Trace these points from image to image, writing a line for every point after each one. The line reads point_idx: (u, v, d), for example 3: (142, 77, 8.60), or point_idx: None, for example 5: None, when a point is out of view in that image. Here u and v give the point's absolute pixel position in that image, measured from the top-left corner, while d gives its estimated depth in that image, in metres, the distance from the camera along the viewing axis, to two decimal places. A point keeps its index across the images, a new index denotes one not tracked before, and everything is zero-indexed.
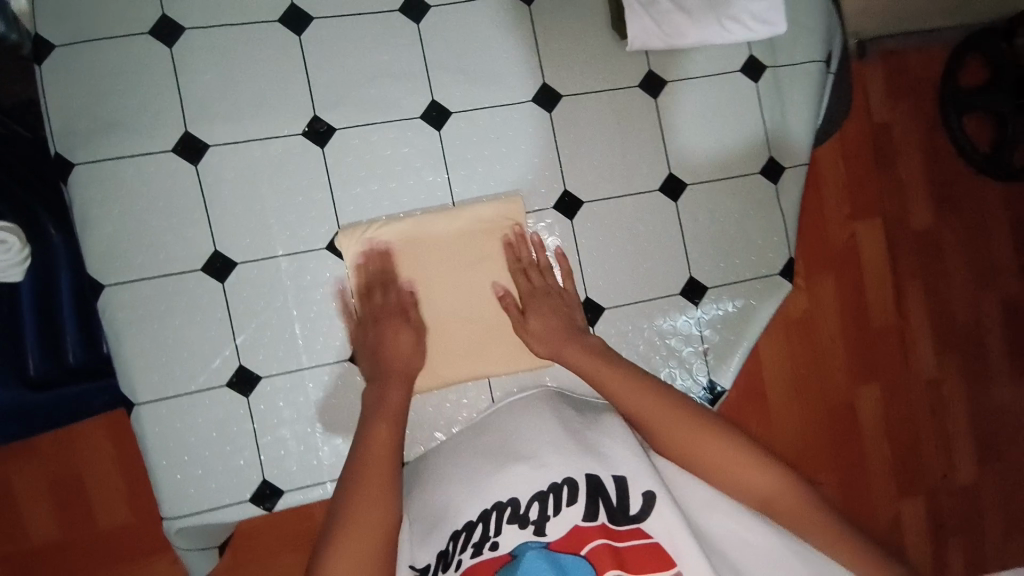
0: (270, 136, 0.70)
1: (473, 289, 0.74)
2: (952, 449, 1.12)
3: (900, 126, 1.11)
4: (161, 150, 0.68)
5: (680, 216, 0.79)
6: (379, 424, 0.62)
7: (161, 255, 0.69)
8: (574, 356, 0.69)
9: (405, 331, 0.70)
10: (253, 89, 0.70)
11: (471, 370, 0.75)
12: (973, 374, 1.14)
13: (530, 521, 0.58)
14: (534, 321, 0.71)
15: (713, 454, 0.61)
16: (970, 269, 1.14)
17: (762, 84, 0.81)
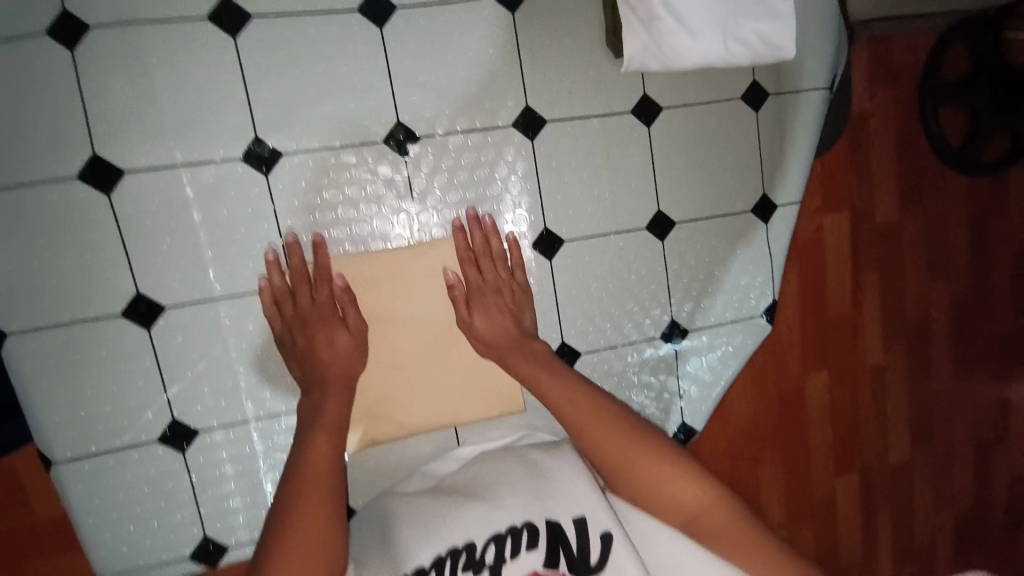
0: (202, 159, 0.59)
1: (431, 313, 0.67)
2: (890, 456, 0.98)
3: (879, 116, 0.91)
4: (64, 176, 0.56)
5: (665, 256, 0.73)
6: (320, 440, 0.55)
7: (73, 299, 0.59)
8: (518, 365, 0.63)
9: (341, 332, 0.60)
10: (178, 101, 0.58)
11: (435, 418, 0.70)
12: (919, 373, 0.98)
13: (485, 565, 0.56)
14: (479, 323, 0.64)
15: (650, 473, 0.58)
16: (927, 262, 0.97)
17: (763, 111, 0.74)
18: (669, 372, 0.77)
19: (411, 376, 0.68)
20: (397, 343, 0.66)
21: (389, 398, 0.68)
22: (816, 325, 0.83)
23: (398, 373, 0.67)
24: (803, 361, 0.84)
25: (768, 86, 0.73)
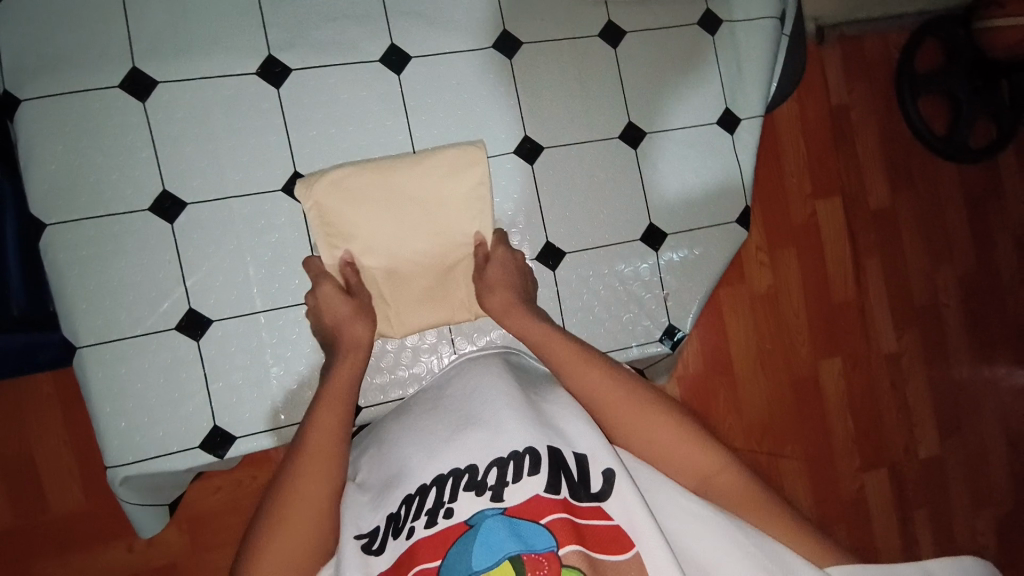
0: (222, 74, 0.69)
1: (415, 234, 0.71)
2: (900, 391, 1.42)
3: (856, 108, 1.38)
4: (107, 86, 0.66)
5: (638, 163, 0.80)
6: (322, 412, 0.59)
7: (107, 194, 0.67)
8: (527, 328, 0.67)
9: (342, 300, 0.68)
10: (206, 26, 0.68)
11: (427, 319, 0.74)
12: (921, 337, 1.45)
13: (488, 487, 0.53)
14: (492, 270, 0.71)
15: (666, 437, 0.57)
16: (919, 248, 1.45)
17: (718, 37, 0.83)
18: (654, 273, 0.80)
19: (405, 279, 0.72)
20: (390, 245, 0.70)
21: (387, 299, 0.72)
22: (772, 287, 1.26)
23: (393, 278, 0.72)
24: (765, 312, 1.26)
25: (721, 15, 0.83)
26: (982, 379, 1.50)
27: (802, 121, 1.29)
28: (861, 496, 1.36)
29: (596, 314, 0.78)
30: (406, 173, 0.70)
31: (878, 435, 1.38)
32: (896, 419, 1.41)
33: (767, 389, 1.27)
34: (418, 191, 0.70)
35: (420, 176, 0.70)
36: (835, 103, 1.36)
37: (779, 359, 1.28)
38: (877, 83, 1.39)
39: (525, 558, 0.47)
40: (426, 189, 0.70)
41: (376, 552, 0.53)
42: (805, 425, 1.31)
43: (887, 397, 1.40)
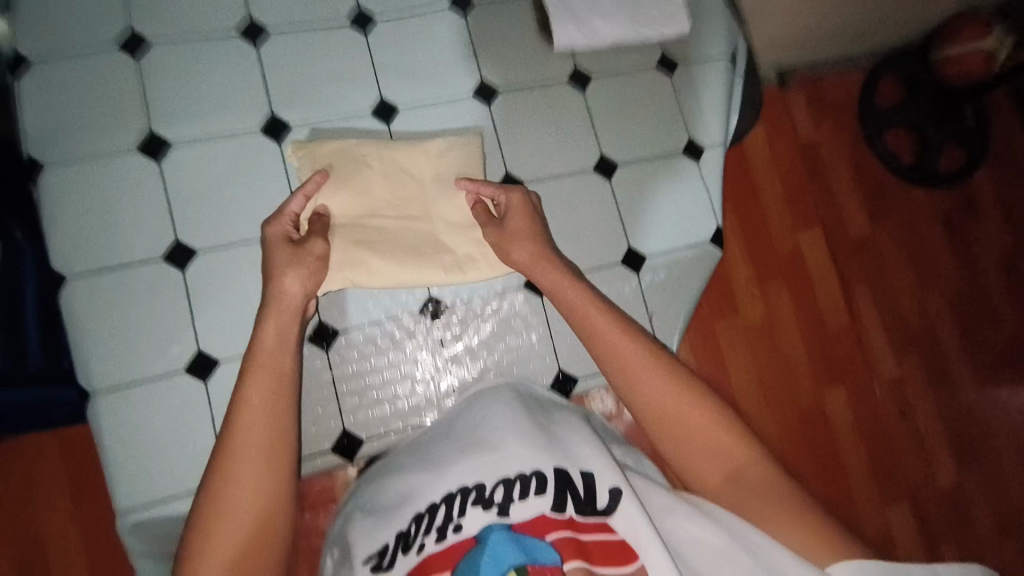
0: (229, 134, 0.76)
1: (402, 193, 0.74)
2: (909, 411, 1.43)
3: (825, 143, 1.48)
4: (126, 151, 0.73)
5: (614, 192, 0.86)
6: (255, 374, 0.59)
7: (122, 247, 0.72)
8: (548, 280, 0.68)
9: (283, 248, 0.64)
10: (215, 94, 0.76)
11: (399, 278, 0.72)
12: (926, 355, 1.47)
13: (494, 503, 0.53)
14: (513, 220, 0.70)
15: (702, 423, 0.59)
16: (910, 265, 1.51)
17: (676, 76, 0.92)
18: (637, 294, 0.84)
19: (378, 235, 0.73)
20: (372, 199, 0.73)
21: (358, 251, 0.71)
22: (767, 316, 1.29)
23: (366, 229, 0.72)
24: (764, 341, 1.28)
25: (677, 57, 0.93)
26: (981, 393, 1.52)
27: (773, 156, 1.37)
28: (886, 528, 1.32)
29: None
30: (408, 152, 0.75)
31: (896, 461, 1.36)
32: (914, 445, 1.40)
33: (775, 418, 1.27)
34: (413, 167, 0.75)
35: (415, 152, 0.75)
36: (804, 140, 1.46)
37: (784, 389, 1.28)
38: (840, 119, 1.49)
39: (531, 568, 0.49)
40: (422, 168, 0.75)
41: (386, 568, 0.53)
42: (819, 457, 1.29)
43: (900, 422, 1.39)
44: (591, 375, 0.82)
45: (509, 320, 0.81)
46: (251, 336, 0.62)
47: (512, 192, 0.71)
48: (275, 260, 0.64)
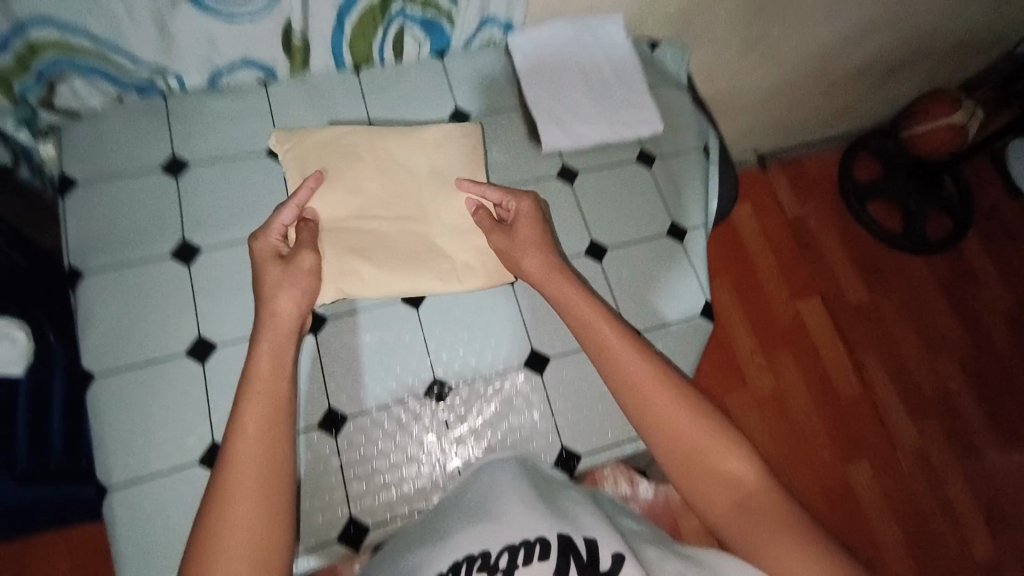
0: (252, 238, 0.84)
1: (397, 192, 0.86)
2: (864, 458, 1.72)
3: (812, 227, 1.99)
4: (159, 257, 0.81)
5: (604, 273, 0.92)
6: (255, 399, 0.64)
7: (150, 344, 0.77)
8: (567, 296, 0.78)
9: (273, 266, 0.74)
10: (242, 204, 0.85)
11: (392, 284, 0.82)
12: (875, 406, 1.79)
13: (500, 568, 0.53)
14: (520, 226, 0.82)
15: (713, 445, 0.66)
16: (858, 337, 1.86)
17: (655, 168, 1.01)
18: None
19: (369, 239, 0.83)
20: (366, 200, 0.84)
21: (352, 260, 0.81)
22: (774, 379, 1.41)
23: (361, 234, 0.83)
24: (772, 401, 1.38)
25: (653, 151, 1.02)
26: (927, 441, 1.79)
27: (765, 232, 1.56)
28: None
29: (585, 414, 0.85)
30: (399, 145, 0.87)
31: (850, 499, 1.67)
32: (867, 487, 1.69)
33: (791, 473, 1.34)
34: (407, 161, 0.87)
35: (410, 149, 0.88)
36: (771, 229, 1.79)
37: None
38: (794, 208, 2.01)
39: None
40: (417, 165, 0.87)
41: None
42: None
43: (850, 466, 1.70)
44: (595, 451, 0.84)
45: (512, 400, 0.83)
46: (248, 360, 0.68)
47: (524, 198, 0.84)
48: (268, 279, 0.74)
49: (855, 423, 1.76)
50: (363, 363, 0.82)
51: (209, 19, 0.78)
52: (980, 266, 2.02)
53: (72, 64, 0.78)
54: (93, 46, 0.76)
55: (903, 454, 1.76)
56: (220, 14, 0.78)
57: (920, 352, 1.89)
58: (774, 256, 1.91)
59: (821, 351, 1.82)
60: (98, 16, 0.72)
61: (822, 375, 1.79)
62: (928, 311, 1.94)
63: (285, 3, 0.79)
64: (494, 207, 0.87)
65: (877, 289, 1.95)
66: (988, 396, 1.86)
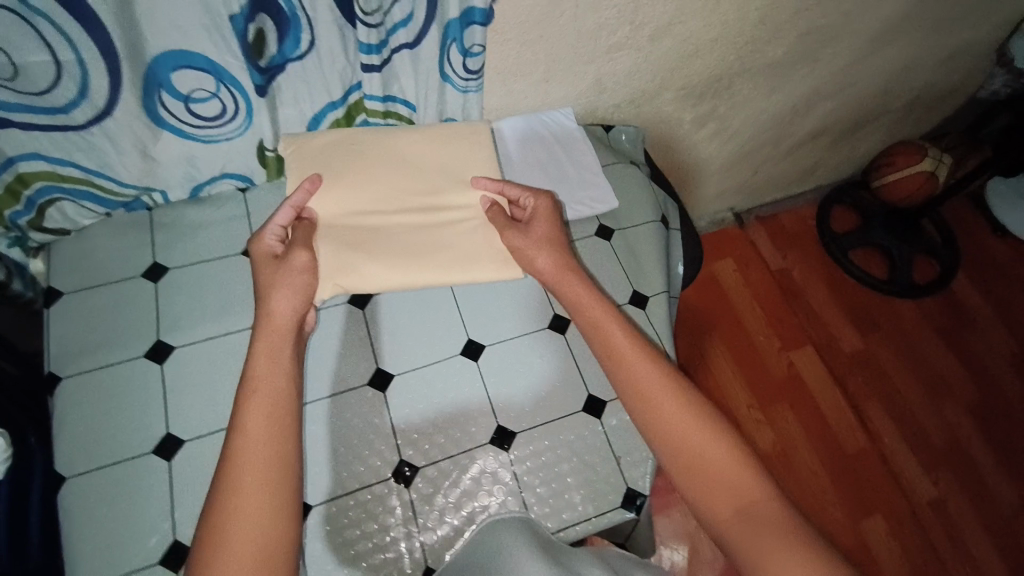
0: (224, 332, 0.89)
1: (399, 190, 0.92)
2: (873, 504, 1.66)
3: (795, 270, 2.03)
4: (134, 356, 0.85)
5: (569, 344, 0.94)
6: (254, 407, 0.65)
7: (121, 443, 0.80)
8: (574, 301, 0.83)
9: (273, 265, 0.78)
10: (217, 301, 0.91)
11: (392, 281, 0.87)
12: (880, 450, 1.74)
13: None
14: (539, 223, 0.88)
15: (719, 455, 0.70)
16: (857, 376, 1.86)
17: (614, 240, 1.06)
18: (602, 441, 0.88)
19: (364, 233, 0.89)
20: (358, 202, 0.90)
21: (345, 257, 0.86)
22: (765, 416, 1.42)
23: (362, 231, 0.88)
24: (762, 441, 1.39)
25: (612, 224, 1.07)
26: (934, 484, 1.72)
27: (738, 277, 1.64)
28: None
29: (554, 488, 0.84)
30: (407, 143, 0.94)
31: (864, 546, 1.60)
32: (879, 534, 1.62)
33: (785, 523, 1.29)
34: (412, 155, 0.94)
35: (403, 153, 0.93)
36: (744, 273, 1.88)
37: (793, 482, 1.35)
38: (768, 257, 2.04)
39: None
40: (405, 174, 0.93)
41: None
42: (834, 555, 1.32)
43: (860, 510, 1.65)
44: (567, 526, 0.83)
45: (479, 478, 0.83)
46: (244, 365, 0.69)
47: (541, 199, 0.90)
48: (263, 279, 0.77)
49: (864, 476, 1.69)
50: (331, 451, 0.83)
51: (188, 141, 0.89)
52: (974, 308, 2.00)
53: (61, 190, 0.87)
54: (80, 173, 0.86)
55: (915, 500, 1.69)
56: (197, 138, 0.88)
57: (924, 399, 1.84)
58: (760, 308, 1.93)
59: (819, 403, 1.79)
60: (85, 149, 0.82)
61: (822, 423, 1.76)
62: (926, 356, 1.91)
63: (257, 125, 0.90)
64: (510, 205, 0.93)
65: (871, 336, 1.93)
66: (1002, 443, 1.80)
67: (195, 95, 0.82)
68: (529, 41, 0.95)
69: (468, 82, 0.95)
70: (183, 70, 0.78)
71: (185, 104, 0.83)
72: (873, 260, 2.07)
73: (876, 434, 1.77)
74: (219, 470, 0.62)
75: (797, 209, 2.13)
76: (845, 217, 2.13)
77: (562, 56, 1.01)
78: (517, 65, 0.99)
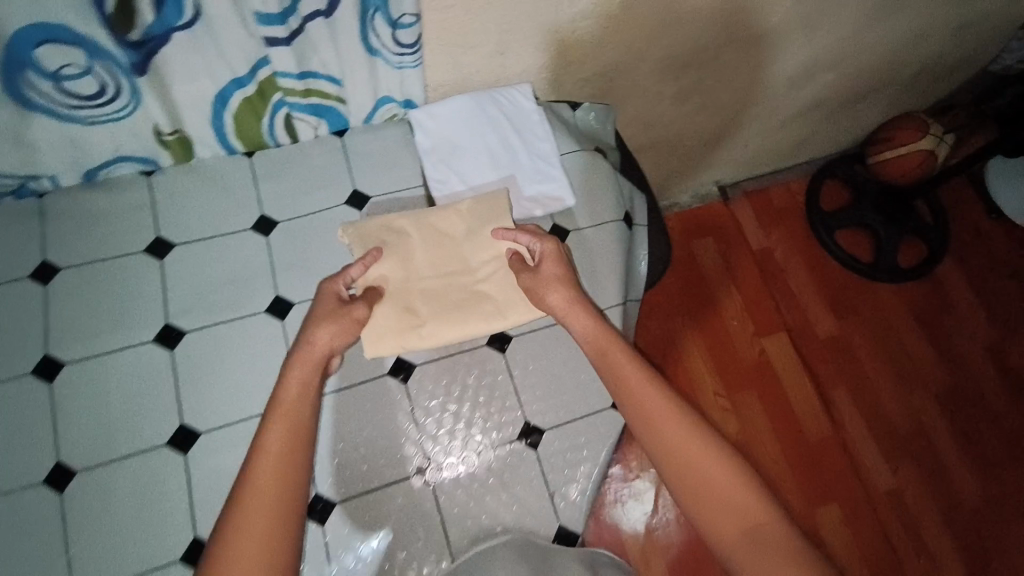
0: (122, 345, 0.80)
1: (435, 257, 0.85)
2: (832, 493, 1.66)
3: (777, 250, 1.93)
4: (20, 373, 0.77)
5: (507, 364, 0.87)
6: (276, 426, 0.67)
7: (5, 472, 0.73)
8: (580, 325, 0.80)
9: (331, 299, 0.78)
10: (115, 309, 0.82)
11: (447, 338, 0.83)
12: (844, 439, 1.73)
13: None
14: (546, 258, 0.83)
15: (724, 481, 0.69)
16: (832, 363, 1.82)
17: (569, 243, 0.95)
18: (536, 471, 0.83)
19: (424, 299, 0.84)
20: (415, 267, 0.85)
21: (408, 320, 0.82)
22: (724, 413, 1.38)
23: (417, 294, 0.84)
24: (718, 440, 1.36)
25: (568, 224, 0.96)
26: (893, 472, 1.71)
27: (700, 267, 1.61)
28: None
29: (482, 523, 0.79)
30: (448, 221, 0.87)
31: (819, 532, 1.62)
32: (835, 522, 1.63)
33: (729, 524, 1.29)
34: (450, 229, 0.87)
35: (447, 213, 0.87)
36: (720, 263, 1.87)
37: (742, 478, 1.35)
38: (749, 234, 1.93)
39: None
40: (454, 225, 0.87)
41: None
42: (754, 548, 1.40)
43: (825, 493, 1.66)
44: None
45: (398, 515, 0.78)
46: (278, 383, 0.71)
47: (546, 241, 0.84)
48: (319, 311, 0.76)
49: (823, 465, 1.69)
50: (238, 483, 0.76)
51: (66, 125, 0.78)
52: (955, 293, 1.92)
53: None
54: None
55: (874, 491, 1.68)
56: (77, 120, 0.77)
57: (895, 387, 1.81)
58: (736, 291, 1.85)
59: (787, 390, 1.75)
60: None
61: (789, 413, 1.73)
62: (901, 343, 1.86)
63: (145, 107, 0.78)
64: (527, 253, 0.86)
65: (847, 322, 1.87)
66: (969, 432, 1.77)
67: (67, 72, 0.70)
68: (476, 10, 0.80)
69: (402, 58, 0.82)
70: (47, 45, 0.66)
71: (55, 82, 0.71)
72: (862, 241, 1.97)
73: (840, 424, 1.75)
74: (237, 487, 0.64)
75: (786, 183, 2.00)
76: (837, 193, 2.01)
77: (517, 27, 0.86)
78: (464, 38, 0.85)
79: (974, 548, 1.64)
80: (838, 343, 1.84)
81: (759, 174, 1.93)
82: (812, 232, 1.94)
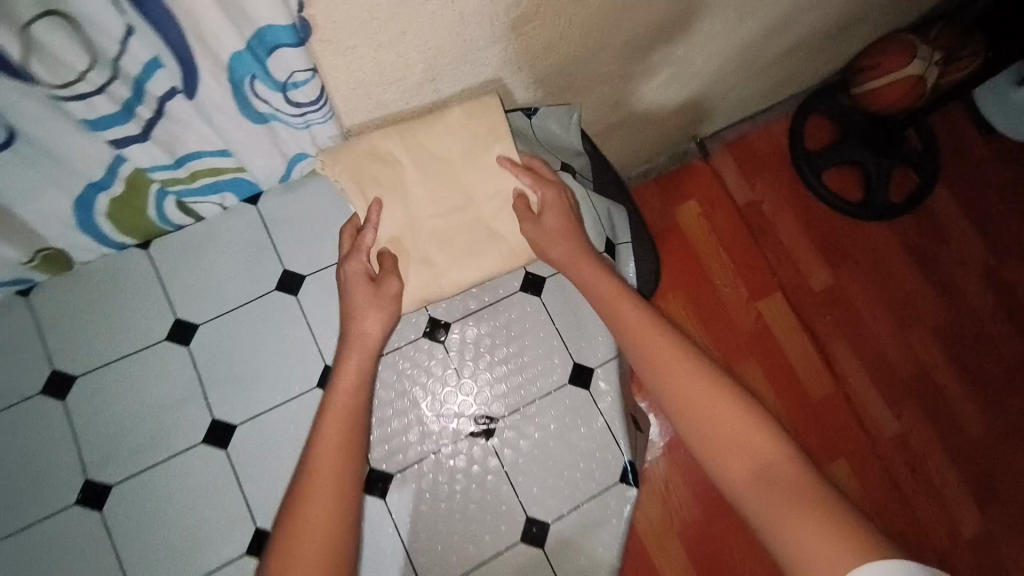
0: (47, 511, 0.73)
1: (427, 185, 0.76)
2: (839, 446, 1.64)
3: (763, 202, 1.81)
4: None
5: (496, 451, 0.81)
6: (332, 421, 0.69)
7: None
8: (588, 275, 0.80)
9: (360, 279, 0.73)
10: (31, 469, 0.74)
11: (466, 279, 0.78)
12: (847, 392, 1.69)
13: None
14: (548, 194, 0.78)
15: (733, 419, 0.68)
16: (828, 312, 1.75)
17: (547, 297, 0.87)
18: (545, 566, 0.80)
19: (432, 242, 0.77)
20: (418, 208, 0.76)
21: (425, 272, 0.76)
22: None
23: (425, 239, 0.76)
24: None
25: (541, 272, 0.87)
26: (899, 418, 1.69)
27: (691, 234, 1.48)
28: None
29: None
30: (443, 138, 0.76)
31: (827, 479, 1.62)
32: (844, 475, 1.62)
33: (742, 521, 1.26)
34: (444, 150, 0.76)
35: (436, 128, 0.75)
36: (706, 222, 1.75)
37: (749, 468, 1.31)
38: (732, 188, 1.80)
39: None
40: (452, 144, 0.76)
41: None
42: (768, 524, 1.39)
43: (831, 435, 1.65)
44: None
45: None
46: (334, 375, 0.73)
47: (548, 189, 0.79)
48: (356, 300, 0.73)
49: (827, 419, 1.66)
50: None
51: None
52: (950, 222, 1.83)
53: None
54: None
55: (881, 439, 1.66)
56: None
57: (894, 329, 1.75)
58: (725, 253, 1.74)
59: (786, 352, 1.69)
60: None
61: (790, 376, 1.68)
62: (897, 283, 1.78)
63: None
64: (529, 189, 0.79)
65: (842, 270, 1.78)
66: (970, 364, 1.74)
67: None
68: (389, 43, 0.62)
69: (307, 117, 0.67)
70: None
71: None
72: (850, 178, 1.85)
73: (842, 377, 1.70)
74: (300, 473, 0.66)
75: (766, 125, 1.84)
76: (820, 128, 1.86)
77: (446, 49, 0.69)
78: (381, 75, 0.67)
79: (981, 479, 1.66)
80: (834, 293, 1.76)
81: (737, 119, 1.76)
82: (797, 172, 1.81)
